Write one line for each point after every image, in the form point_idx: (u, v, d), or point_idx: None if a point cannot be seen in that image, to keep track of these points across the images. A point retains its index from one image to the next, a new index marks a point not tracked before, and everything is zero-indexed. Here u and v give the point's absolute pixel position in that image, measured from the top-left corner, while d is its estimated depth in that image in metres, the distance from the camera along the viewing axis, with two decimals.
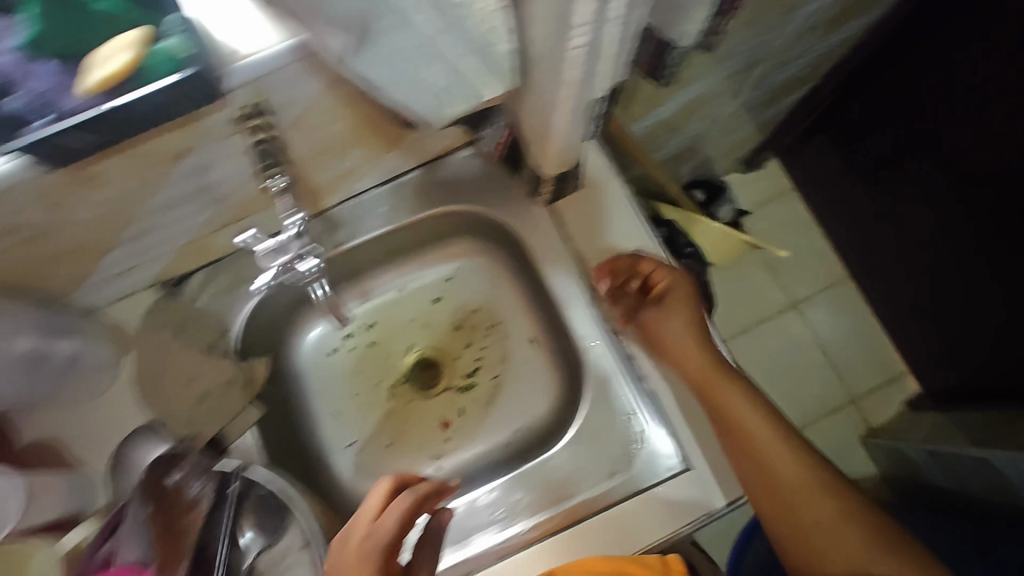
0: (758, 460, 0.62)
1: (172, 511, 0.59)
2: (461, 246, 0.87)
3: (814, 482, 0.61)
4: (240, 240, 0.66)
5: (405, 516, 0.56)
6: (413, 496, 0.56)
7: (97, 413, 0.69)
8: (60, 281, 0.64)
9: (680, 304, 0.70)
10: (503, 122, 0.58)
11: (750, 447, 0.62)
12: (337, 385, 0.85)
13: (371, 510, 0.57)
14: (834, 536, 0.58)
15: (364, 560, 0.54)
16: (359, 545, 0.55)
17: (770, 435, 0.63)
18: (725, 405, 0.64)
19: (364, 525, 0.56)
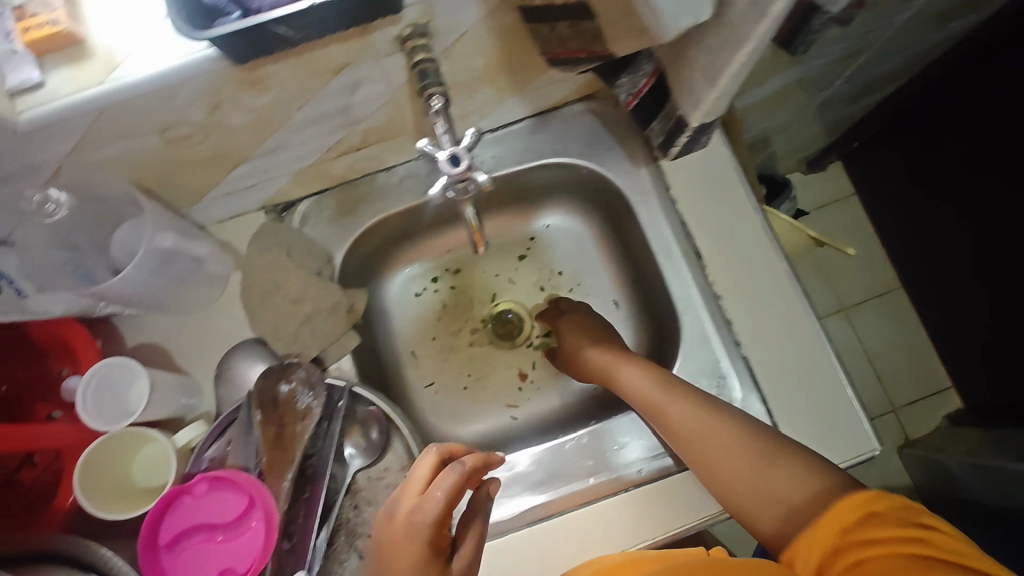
0: (705, 452, 0.56)
1: (283, 420, 0.62)
2: (555, 203, 0.86)
3: (745, 449, 0.54)
4: (415, 144, 0.58)
5: (453, 490, 0.51)
6: (460, 469, 0.51)
7: (206, 323, 0.71)
8: (191, 190, 0.66)
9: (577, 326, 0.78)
10: (646, 69, 0.58)
11: (692, 444, 0.58)
12: (419, 325, 0.86)
13: (420, 481, 0.53)
14: (780, 494, 0.50)
15: (411, 537, 0.49)
16: (407, 519, 0.50)
17: (691, 405, 0.60)
18: (635, 390, 0.65)
19: (414, 497, 0.52)
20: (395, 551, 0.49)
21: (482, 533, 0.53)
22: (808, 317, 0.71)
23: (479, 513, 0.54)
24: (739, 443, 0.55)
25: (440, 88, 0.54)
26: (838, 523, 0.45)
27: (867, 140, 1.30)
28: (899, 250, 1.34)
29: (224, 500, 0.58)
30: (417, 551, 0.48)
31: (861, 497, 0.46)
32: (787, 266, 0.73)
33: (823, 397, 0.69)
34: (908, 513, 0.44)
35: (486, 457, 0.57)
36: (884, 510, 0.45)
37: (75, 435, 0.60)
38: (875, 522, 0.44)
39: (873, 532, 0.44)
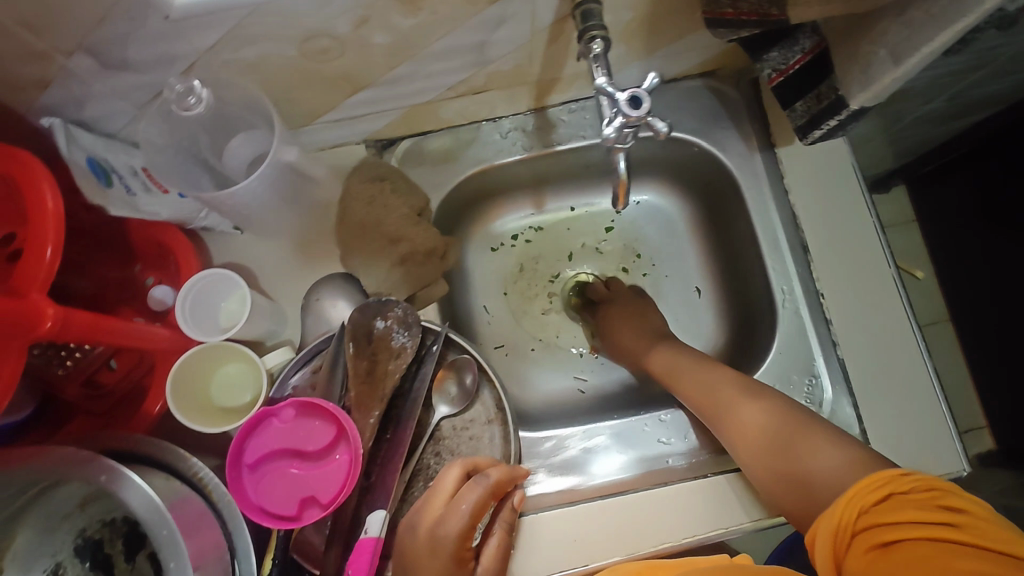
0: (742, 426, 0.59)
1: (376, 356, 0.61)
2: (651, 179, 0.84)
3: (777, 422, 0.57)
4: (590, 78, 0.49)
5: (478, 506, 0.51)
6: (485, 484, 0.52)
7: (296, 250, 0.70)
8: (305, 110, 0.64)
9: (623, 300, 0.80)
10: (805, 44, 0.55)
11: (729, 420, 0.61)
12: (494, 282, 0.84)
13: (446, 492, 0.53)
14: (809, 460, 0.52)
15: (434, 550, 0.50)
16: (431, 533, 0.51)
17: (732, 391, 0.62)
18: (680, 377, 0.68)
19: (438, 508, 0.52)
20: (418, 561, 0.50)
21: (503, 547, 0.57)
22: (909, 327, 0.68)
23: (501, 528, 0.57)
24: (773, 417, 0.57)
25: (604, 32, 0.51)
26: (859, 504, 0.44)
27: (948, 163, 1.03)
28: (951, 287, 1.11)
29: (313, 428, 0.56)
30: (442, 564, 0.50)
31: (882, 476, 0.45)
32: (894, 272, 0.70)
33: (918, 410, 0.66)
34: (936, 496, 0.42)
35: (510, 471, 0.55)
36: (907, 492, 0.43)
37: (169, 341, 0.58)
38: (897, 503, 0.43)
39: (895, 511, 0.42)
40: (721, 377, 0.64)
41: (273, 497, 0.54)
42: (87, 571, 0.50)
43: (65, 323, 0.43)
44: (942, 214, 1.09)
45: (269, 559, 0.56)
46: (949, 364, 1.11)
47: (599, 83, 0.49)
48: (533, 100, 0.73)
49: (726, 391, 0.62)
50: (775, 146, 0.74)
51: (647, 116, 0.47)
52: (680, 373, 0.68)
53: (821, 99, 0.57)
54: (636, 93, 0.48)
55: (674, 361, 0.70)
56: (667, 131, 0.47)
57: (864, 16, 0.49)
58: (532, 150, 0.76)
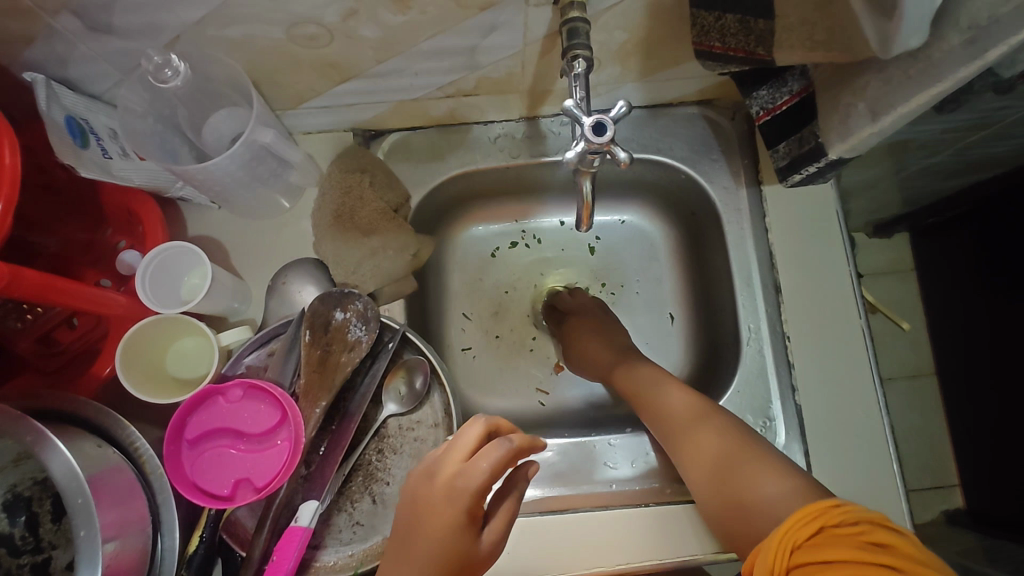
0: (695, 451, 0.59)
1: (330, 346, 0.61)
2: (638, 200, 0.83)
3: (733, 453, 0.56)
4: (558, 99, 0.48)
5: (499, 466, 0.47)
6: (510, 445, 0.47)
7: (269, 231, 0.70)
8: (291, 94, 0.64)
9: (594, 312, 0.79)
10: (793, 86, 0.55)
11: (687, 446, 0.60)
12: (469, 286, 0.84)
13: (465, 448, 0.49)
14: (758, 487, 0.51)
15: (450, 501, 0.46)
16: (448, 485, 0.47)
17: (692, 416, 0.61)
18: (642, 395, 0.67)
19: (458, 464, 0.48)
20: (431, 511, 0.47)
21: (513, 515, 0.50)
22: (871, 382, 0.67)
23: (515, 495, 0.50)
24: (728, 446, 0.57)
25: (588, 53, 0.51)
26: (793, 538, 0.44)
27: (951, 217, 1.01)
28: (940, 341, 1.10)
29: (256, 411, 0.56)
30: (455, 518, 0.46)
31: (813, 509, 0.45)
32: (864, 324, 0.69)
33: (869, 465, 0.65)
34: (866, 531, 0.42)
35: (531, 439, 0.51)
36: (839, 527, 0.43)
37: (124, 308, 0.58)
38: (828, 539, 0.42)
39: (826, 548, 0.41)
40: (686, 401, 0.63)
41: (208, 475, 0.54)
42: (14, 527, 0.50)
43: (13, 280, 0.44)
44: (938, 268, 1.08)
45: (196, 535, 0.55)
46: (930, 420, 1.11)
47: (566, 104, 0.46)
48: (526, 109, 0.73)
49: (684, 415, 0.62)
50: (761, 183, 0.73)
51: (612, 142, 0.46)
52: (644, 392, 0.67)
53: (802, 144, 0.57)
54: (601, 119, 0.46)
55: (640, 380, 0.69)
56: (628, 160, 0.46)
57: (848, 68, 0.48)
58: (517, 159, 0.75)
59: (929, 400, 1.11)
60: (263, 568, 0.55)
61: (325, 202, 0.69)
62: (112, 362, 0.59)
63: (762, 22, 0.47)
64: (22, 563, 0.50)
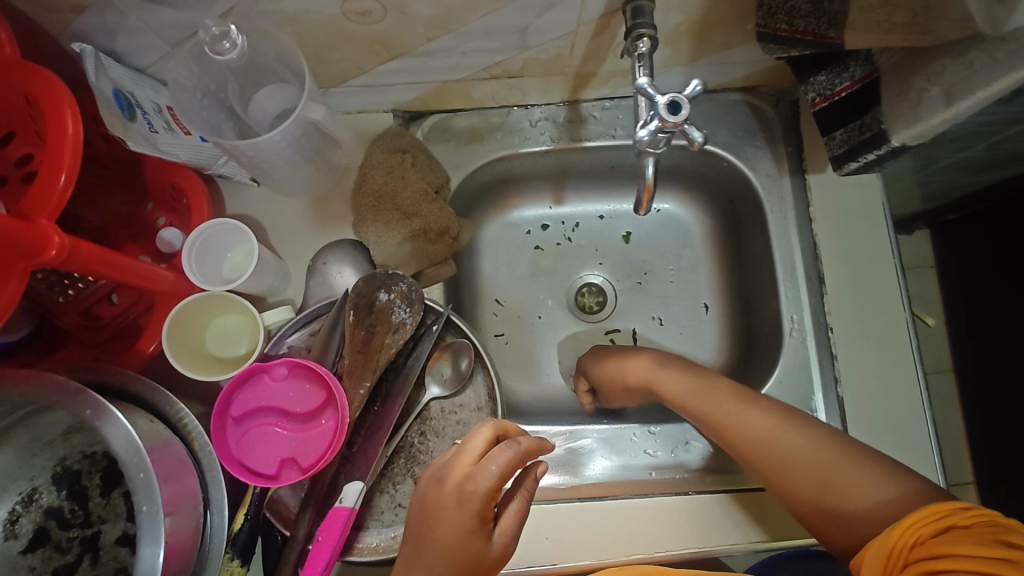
0: (772, 454, 0.55)
1: (374, 327, 0.60)
2: (676, 189, 0.83)
3: (820, 457, 0.53)
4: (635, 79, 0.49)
5: (508, 468, 0.47)
6: (518, 448, 0.48)
7: (311, 212, 0.69)
8: (336, 71, 0.63)
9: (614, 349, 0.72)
10: (853, 73, 0.54)
11: (761, 451, 0.56)
12: (503, 273, 0.84)
13: (473, 452, 0.49)
14: (863, 496, 0.49)
15: (459, 505, 0.46)
16: (457, 490, 0.47)
17: (758, 416, 0.57)
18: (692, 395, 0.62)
19: (466, 467, 0.48)
20: (440, 515, 0.46)
21: (523, 514, 0.50)
22: (914, 374, 0.67)
23: (522, 494, 0.51)
24: (811, 451, 0.53)
25: (653, 32, 0.50)
26: (913, 535, 0.40)
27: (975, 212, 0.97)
28: (961, 338, 1.05)
29: (302, 390, 0.55)
30: (465, 520, 0.46)
31: (940, 508, 0.41)
32: (908, 316, 0.68)
33: (909, 455, 0.65)
34: (999, 532, 0.38)
35: (539, 442, 0.52)
36: (965, 526, 0.39)
37: (170, 285, 0.57)
38: (951, 537, 0.39)
39: (950, 544, 0.38)
40: (747, 407, 0.58)
41: (256, 454, 0.54)
42: (62, 499, 0.50)
43: (71, 253, 0.43)
44: (959, 263, 1.04)
45: (242, 514, 0.54)
46: (948, 418, 1.08)
47: (639, 82, 0.47)
48: (568, 92, 0.72)
49: (751, 417, 0.57)
50: (805, 173, 0.73)
51: (686, 121, 0.47)
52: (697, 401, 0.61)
53: (863, 131, 0.55)
54: (675, 98, 0.47)
55: (686, 388, 0.63)
56: (702, 141, 0.48)
57: (922, 52, 0.47)
58: (558, 143, 0.74)
59: (948, 397, 1.08)
60: (308, 546, 0.55)
61: (366, 183, 0.68)
62: (158, 338, 0.58)
63: (836, 3, 0.47)
64: (72, 536, 0.50)
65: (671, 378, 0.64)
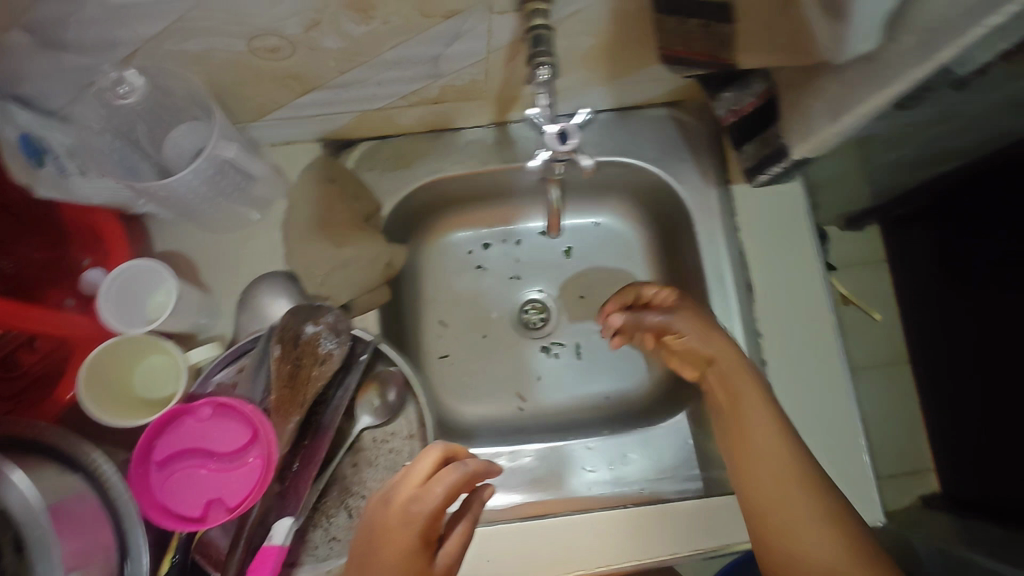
0: (784, 515, 0.55)
1: (301, 360, 0.60)
2: (611, 202, 0.84)
3: (833, 542, 0.52)
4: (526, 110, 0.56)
5: (454, 489, 0.48)
6: (465, 468, 0.49)
7: (240, 246, 0.69)
8: (254, 105, 0.63)
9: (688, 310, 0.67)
10: (755, 89, 0.56)
11: (777, 506, 0.55)
12: (446, 295, 0.84)
13: (421, 473, 0.50)
14: None
15: (403, 526, 0.47)
16: (402, 509, 0.47)
17: (792, 472, 0.56)
18: (744, 421, 0.60)
19: (412, 488, 0.49)
20: (384, 537, 0.46)
21: (467, 537, 0.50)
22: (841, 374, 0.69)
23: (469, 517, 0.51)
24: (827, 534, 0.53)
25: (552, 61, 0.51)
26: None
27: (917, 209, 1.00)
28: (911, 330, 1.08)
29: (226, 430, 0.55)
30: (409, 540, 0.46)
31: None
32: (834, 318, 0.70)
33: (840, 455, 0.66)
34: None
35: (486, 466, 0.52)
36: None
37: (91, 331, 0.59)
38: None
39: None
40: (776, 446, 0.58)
41: (180, 497, 0.53)
42: None
43: None
44: (905, 257, 1.07)
45: (169, 559, 0.54)
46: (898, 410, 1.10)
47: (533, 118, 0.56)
48: (494, 114, 0.73)
49: (784, 471, 0.56)
50: (730, 182, 0.74)
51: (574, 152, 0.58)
52: (746, 415, 0.60)
53: (767, 144, 0.58)
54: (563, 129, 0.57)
55: (744, 398, 0.61)
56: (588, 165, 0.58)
57: (808, 68, 0.49)
58: (489, 164, 0.75)
59: (896, 390, 1.11)
60: None
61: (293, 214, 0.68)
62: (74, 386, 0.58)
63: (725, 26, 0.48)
64: None
65: (738, 374, 0.63)
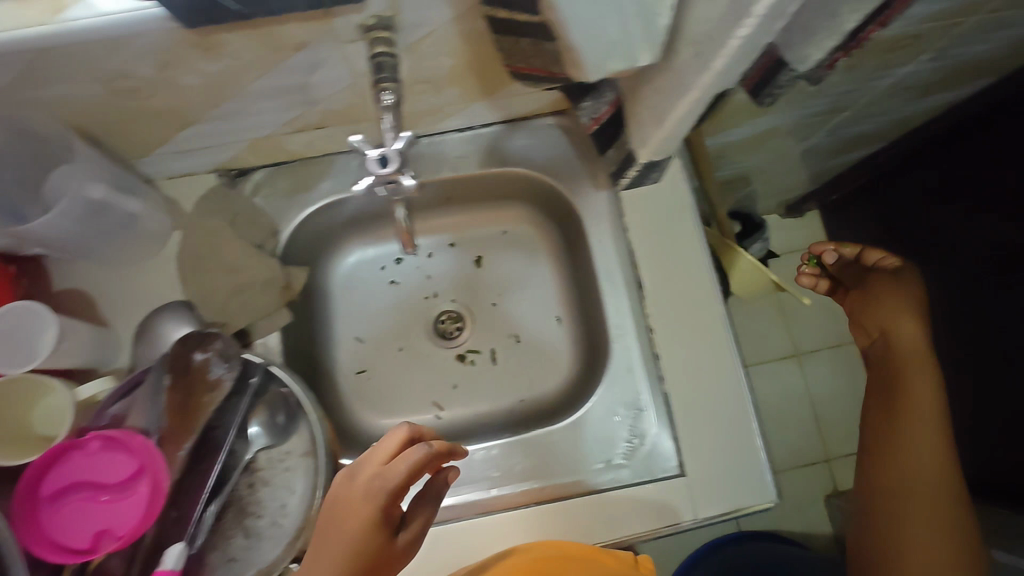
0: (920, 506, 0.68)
1: (191, 388, 0.61)
2: (516, 210, 0.87)
3: (933, 516, 0.67)
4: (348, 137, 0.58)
5: (417, 465, 0.51)
6: (427, 448, 0.52)
7: (138, 279, 0.70)
8: (135, 142, 0.65)
9: (892, 295, 0.74)
10: (607, 98, 0.58)
11: (908, 481, 0.69)
12: (360, 310, 0.86)
13: (386, 452, 0.52)
14: (923, 556, 0.66)
15: (365, 503, 0.48)
16: (365, 486, 0.49)
17: (937, 453, 0.69)
18: (914, 400, 0.70)
19: (376, 466, 0.51)
20: (345, 512, 0.48)
21: (429, 519, 0.54)
22: (729, 361, 0.71)
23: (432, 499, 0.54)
24: (932, 514, 0.67)
25: (394, 86, 0.56)
26: None
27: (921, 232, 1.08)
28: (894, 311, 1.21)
29: (115, 461, 0.56)
30: (370, 514, 0.48)
31: None
32: (723, 310, 0.73)
33: (732, 439, 0.69)
34: None
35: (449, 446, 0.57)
36: None
37: None
38: None
39: None
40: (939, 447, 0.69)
41: (69, 530, 0.54)
42: None
43: None
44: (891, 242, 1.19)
45: None
46: None
47: (352, 143, 0.58)
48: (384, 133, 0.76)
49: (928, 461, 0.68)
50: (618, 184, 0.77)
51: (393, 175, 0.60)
52: (914, 435, 0.69)
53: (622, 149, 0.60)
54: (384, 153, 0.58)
55: (918, 399, 0.70)
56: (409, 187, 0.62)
57: (635, 77, 0.51)
58: None
59: None
60: None
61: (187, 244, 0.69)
62: None
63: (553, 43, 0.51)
64: None
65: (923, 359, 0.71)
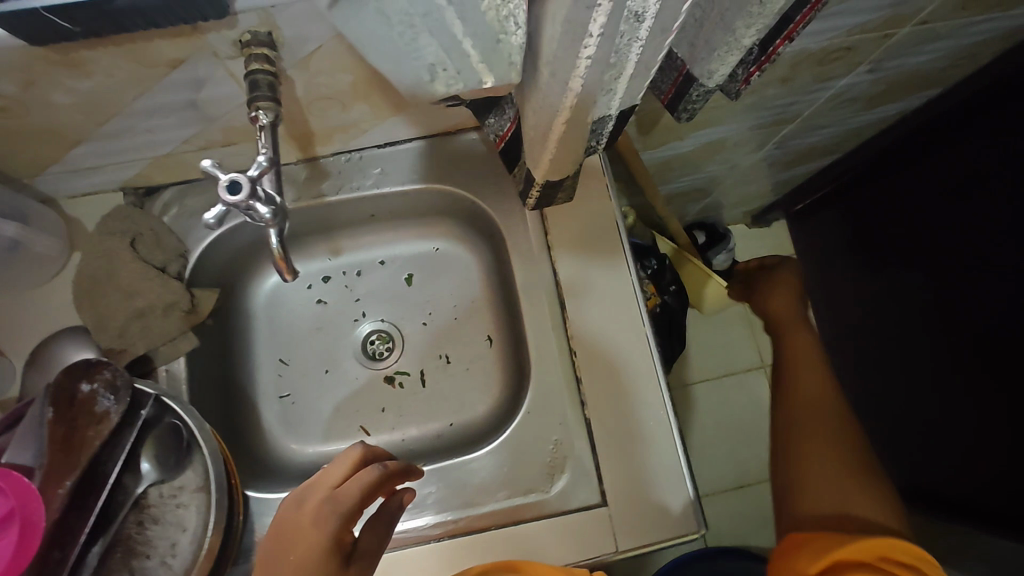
0: (816, 447, 0.67)
1: (75, 421, 0.57)
2: (446, 227, 0.84)
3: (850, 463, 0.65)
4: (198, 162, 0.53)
5: (371, 484, 0.51)
6: (382, 468, 0.52)
7: (34, 304, 0.67)
8: (23, 162, 0.62)
9: (787, 284, 0.91)
10: (507, 115, 0.56)
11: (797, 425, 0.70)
12: (284, 332, 0.83)
13: (338, 474, 0.51)
14: (857, 509, 0.62)
15: (317, 527, 0.47)
16: (318, 509, 0.48)
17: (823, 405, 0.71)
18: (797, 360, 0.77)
19: (327, 487, 0.50)
20: (296, 539, 0.46)
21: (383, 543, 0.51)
22: (653, 385, 0.68)
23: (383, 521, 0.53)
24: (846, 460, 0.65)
25: (270, 107, 0.54)
26: None
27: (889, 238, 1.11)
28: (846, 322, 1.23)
29: None
30: (324, 538, 0.46)
31: None
32: (648, 331, 0.70)
33: (657, 468, 0.66)
34: None
35: (404, 467, 0.56)
36: None
37: None
38: None
39: None
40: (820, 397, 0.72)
41: None
42: None
43: None
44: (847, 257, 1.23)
45: None
46: None
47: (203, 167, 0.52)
48: (300, 149, 0.73)
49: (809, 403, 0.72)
50: None
51: (246, 202, 0.52)
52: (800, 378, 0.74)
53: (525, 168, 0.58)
54: (235, 178, 0.52)
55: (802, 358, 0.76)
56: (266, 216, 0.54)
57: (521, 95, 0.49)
58: (300, 200, 0.74)
59: None
60: None
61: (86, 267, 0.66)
62: None
63: None
64: None
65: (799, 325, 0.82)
